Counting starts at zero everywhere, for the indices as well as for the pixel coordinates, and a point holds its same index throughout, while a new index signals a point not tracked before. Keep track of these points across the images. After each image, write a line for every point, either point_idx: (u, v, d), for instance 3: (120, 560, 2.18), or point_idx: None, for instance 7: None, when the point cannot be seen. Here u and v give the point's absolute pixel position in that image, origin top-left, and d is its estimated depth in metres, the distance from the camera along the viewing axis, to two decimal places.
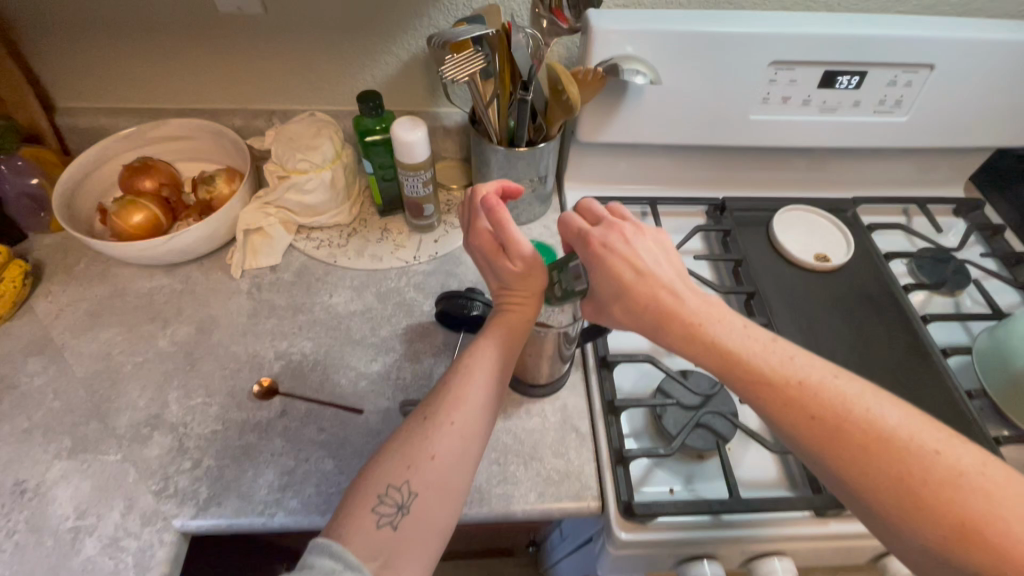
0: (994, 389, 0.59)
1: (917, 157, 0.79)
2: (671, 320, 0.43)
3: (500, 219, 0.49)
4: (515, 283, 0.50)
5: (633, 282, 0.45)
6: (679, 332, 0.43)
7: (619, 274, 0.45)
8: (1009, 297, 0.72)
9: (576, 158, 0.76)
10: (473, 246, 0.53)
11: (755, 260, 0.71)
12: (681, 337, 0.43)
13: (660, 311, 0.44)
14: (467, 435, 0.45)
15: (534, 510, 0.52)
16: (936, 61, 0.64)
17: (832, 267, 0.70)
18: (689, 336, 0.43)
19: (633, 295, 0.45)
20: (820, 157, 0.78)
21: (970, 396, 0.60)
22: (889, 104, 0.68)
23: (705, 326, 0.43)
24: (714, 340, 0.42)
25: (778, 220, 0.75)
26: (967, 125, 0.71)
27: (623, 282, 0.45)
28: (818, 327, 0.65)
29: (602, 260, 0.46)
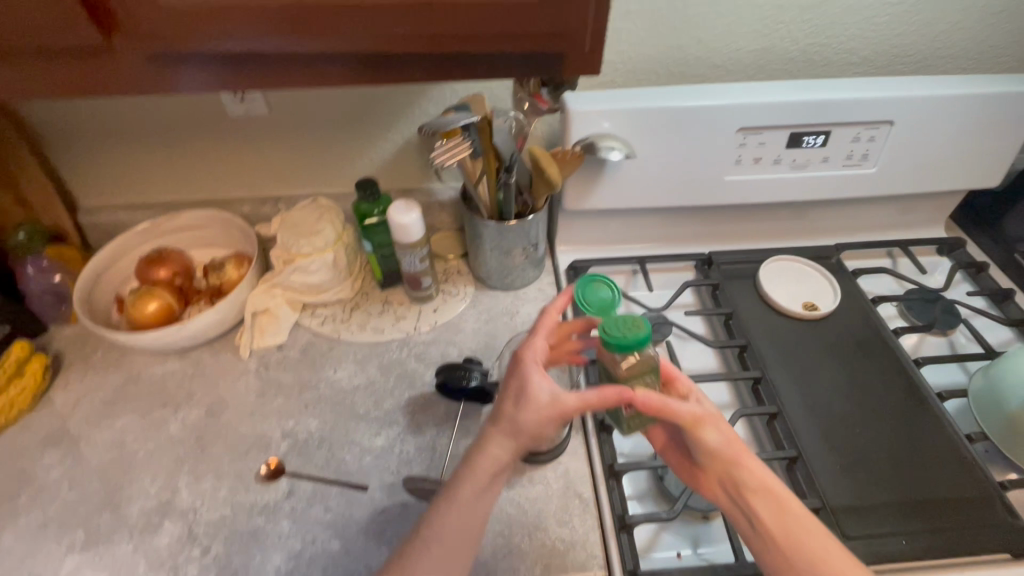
0: (996, 433, 0.59)
1: (893, 202, 0.82)
2: (748, 465, 0.46)
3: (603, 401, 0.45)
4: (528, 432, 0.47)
5: (722, 437, 0.47)
6: (748, 475, 0.46)
7: (719, 423, 0.48)
8: (1001, 335, 0.73)
9: (565, 224, 0.80)
10: (535, 370, 0.48)
11: (746, 312, 0.73)
12: (748, 476, 0.46)
13: (740, 457, 0.46)
14: (464, 537, 0.45)
15: None
16: (894, 117, 0.69)
17: (821, 315, 0.71)
18: (756, 488, 0.45)
19: (721, 438, 0.47)
20: (800, 209, 0.81)
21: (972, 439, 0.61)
22: (856, 157, 0.72)
23: (768, 487, 0.45)
24: (773, 503, 0.45)
25: (764, 271, 0.77)
26: (937, 172, 0.75)
27: (713, 437, 0.47)
28: (812, 376, 0.66)
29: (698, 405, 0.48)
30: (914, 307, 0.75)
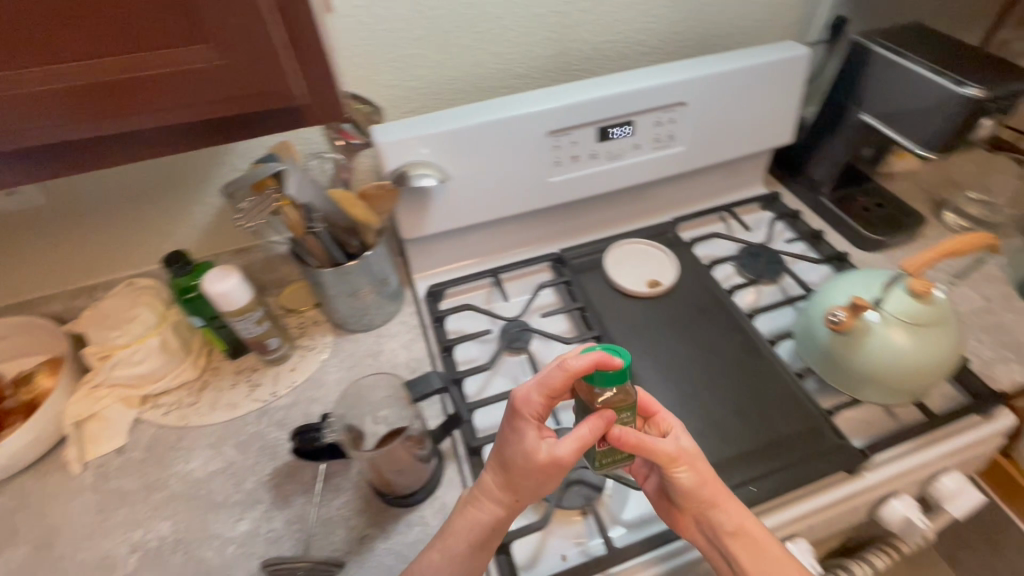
0: (821, 367, 0.65)
1: (711, 172, 0.89)
2: (721, 503, 0.50)
3: (587, 443, 0.43)
4: (523, 488, 0.47)
5: (697, 474, 0.49)
6: (719, 512, 0.50)
7: (695, 461, 0.49)
8: (819, 273, 0.82)
9: (414, 252, 0.80)
10: (524, 424, 0.45)
11: (598, 302, 0.76)
12: (720, 511, 0.50)
13: (715, 495, 0.49)
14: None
15: None
16: (685, 98, 0.74)
17: (664, 290, 0.76)
18: (729, 524, 0.50)
19: (697, 478, 0.49)
20: (632, 193, 0.86)
21: (801, 376, 0.67)
22: (663, 139, 0.77)
23: (738, 523, 0.49)
24: (738, 535, 0.49)
25: (610, 258, 0.81)
26: (740, 138, 0.82)
27: (689, 477, 0.49)
28: (664, 350, 0.70)
29: (677, 443, 0.49)
30: (745, 263, 0.82)
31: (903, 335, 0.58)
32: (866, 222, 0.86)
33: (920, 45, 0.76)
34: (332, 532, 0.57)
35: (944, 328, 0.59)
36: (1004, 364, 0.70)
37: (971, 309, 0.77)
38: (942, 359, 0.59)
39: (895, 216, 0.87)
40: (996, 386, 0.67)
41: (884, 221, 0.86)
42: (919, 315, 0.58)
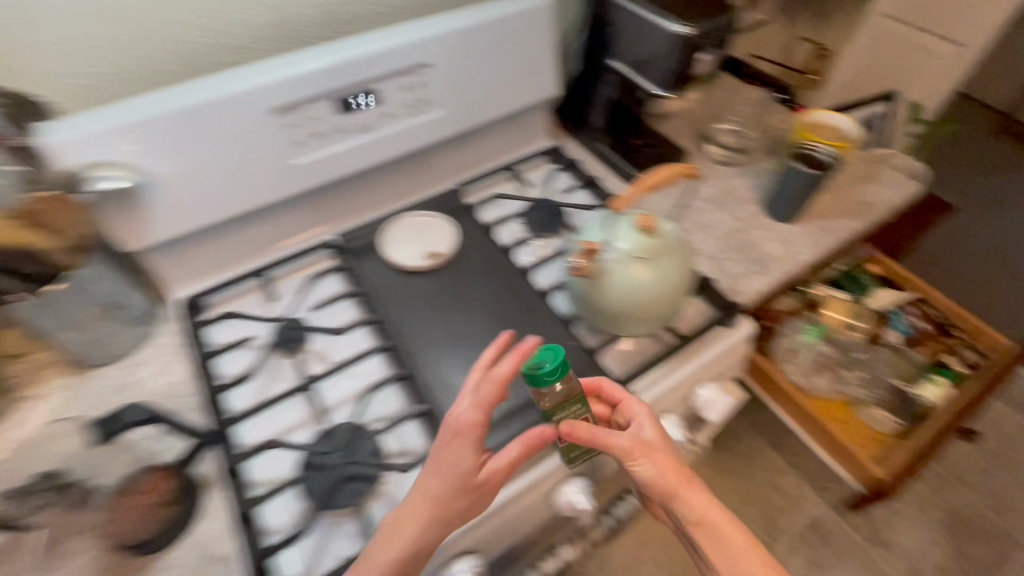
0: (586, 312, 0.67)
1: (485, 133, 0.89)
2: (682, 487, 0.54)
3: (532, 448, 0.51)
4: (465, 493, 0.48)
5: (661, 459, 0.55)
6: (678, 500, 0.54)
7: (655, 450, 0.55)
8: None
9: (157, 263, 0.71)
10: (462, 445, 0.48)
11: (378, 284, 0.73)
12: (687, 494, 0.54)
13: (680, 479, 0.54)
14: None
15: None
16: (427, 59, 0.71)
17: (442, 260, 0.74)
18: (693, 507, 0.54)
19: (657, 465, 0.55)
20: (405, 164, 0.84)
21: (572, 323, 0.70)
22: (417, 105, 0.74)
23: (701, 505, 0.54)
24: (700, 519, 0.54)
25: (388, 235, 0.77)
26: (503, 94, 0.81)
27: (648, 469, 0.54)
28: (443, 322, 0.69)
29: (626, 438, 0.54)
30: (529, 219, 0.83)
31: (638, 270, 0.62)
32: (637, 164, 0.91)
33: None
34: None
35: (674, 258, 0.64)
36: (749, 277, 0.78)
37: (725, 231, 0.85)
38: (677, 287, 0.64)
39: (663, 154, 0.93)
40: (741, 298, 0.76)
41: (653, 160, 0.92)
42: (648, 248, 0.63)
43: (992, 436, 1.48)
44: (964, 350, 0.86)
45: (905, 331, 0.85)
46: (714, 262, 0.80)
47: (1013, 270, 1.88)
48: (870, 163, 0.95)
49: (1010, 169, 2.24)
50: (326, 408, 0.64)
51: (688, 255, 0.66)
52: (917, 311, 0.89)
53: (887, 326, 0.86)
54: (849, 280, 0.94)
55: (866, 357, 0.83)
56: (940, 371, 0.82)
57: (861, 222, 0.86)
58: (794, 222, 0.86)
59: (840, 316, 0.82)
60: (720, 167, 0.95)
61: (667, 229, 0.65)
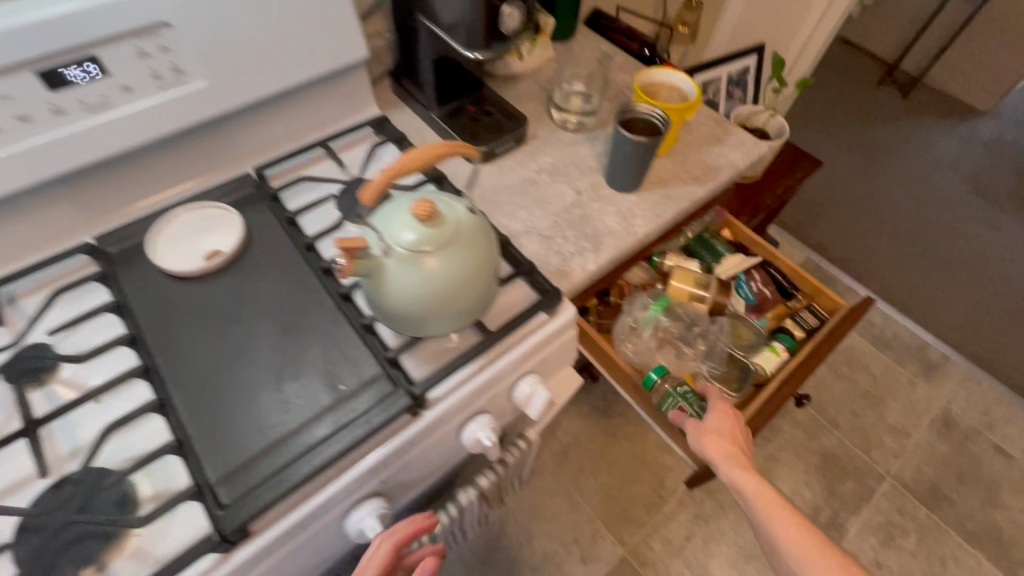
0: (382, 312, 0.59)
1: (293, 103, 0.76)
2: (732, 454, 0.64)
3: None
4: None
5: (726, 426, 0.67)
6: (732, 471, 0.63)
7: (708, 430, 0.67)
8: None
9: None
10: None
11: (144, 294, 0.62)
12: (724, 467, 0.64)
13: (726, 446, 0.65)
14: None
15: None
16: (164, 17, 0.57)
17: (223, 260, 0.64)
18: (743, 483, 0.61)
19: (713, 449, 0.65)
20: (187, 146, 0.69)
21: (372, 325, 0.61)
22: (166, 74, 0.61)
23: (741, 458, 0.64)
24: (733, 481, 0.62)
25: (163, 232, 0.66)
26: (293, 58, 0.68)
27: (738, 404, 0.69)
28: (220, 335, 0.60)
29: (712, 436, 0.66)
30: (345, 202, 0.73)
31: (426, 262, 0.55)
32: (470, 133, 0.82)
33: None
34: None
35: (471, 247, 0.57)
36: (581, 257, 0.73)
37: (563, 207, 0.78)
38: (477, 279, 0.58)
39: (500, 122, 0.84)
40: (570, 281, 0.70)
41: (489, 128, 0.83)
42: (435, 238, 0.54)
43: (863, 380, 1.57)
44: (806, 313, 0.87)
45: (749, 299, 0.87)
46: (546, 242, 0.74)
47: (891, 219, 1.97)
48: (720, 124, 0.91)
49: (893, 119, 2.32)
50: (70, 448, 0.54)
51: (491, 243, 0.59)
52: (761, 275, 0.90)
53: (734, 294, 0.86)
54: (702, 244, 0.92)
55: (709, 327, 0.80)
56: (778, 336, 0.84)
57: (704, 189, 0.82)
58: (637, 192, 0.81)
59: (687, 288, 0.80)
60: (566, 134, 0.88)
61: (464, 215, 0.57)
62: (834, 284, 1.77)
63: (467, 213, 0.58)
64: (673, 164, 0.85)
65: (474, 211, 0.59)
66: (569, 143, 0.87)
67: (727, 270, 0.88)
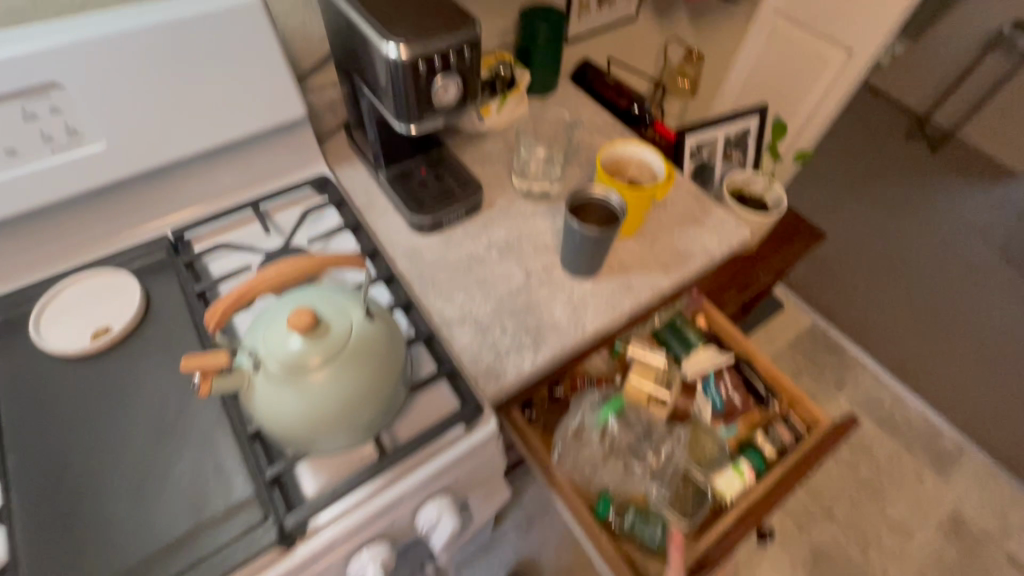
0: (279, 442, 0.50)
1: (219, 161, 0.69)
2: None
3: None
4: None
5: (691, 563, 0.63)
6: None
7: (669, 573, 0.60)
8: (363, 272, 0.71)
9: None
10: None
11: (14, 374, 0.56)
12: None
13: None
14: None
15: None
16: (55, 76, 0.52)
17: (110, 338, 0.58)
18: None
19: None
20: (91, 208, 0.63)
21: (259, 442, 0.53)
22: (59, 136, 0.55)
23: None
24: None
25: (54, 302, 0.60)
26: (213, 118, 0.63)
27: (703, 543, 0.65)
28: (86, 430, 0.53)
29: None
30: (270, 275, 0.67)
31: (304, 379, 0.47)
32: (415, 202, 0.75)
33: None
34: None
35: (363, 361, 0.49)
36: (518, 354, 0.64)
37: (508, 290, 0.70)
38: (386, 382, 0.52)
39: (450, 190, 0.77)
40: (500, 383, 0.62)
41: (436, 197, 0.76)
42: (317, 351, 0.47)
43: (865, 467, 1.43)
44: (781, 425, 0.77)
45: (716, 405, 0.77)
46: (481, 333, 0.66)
47: (909, 286, 1.83)
48: (700, 201, 0.82)
49: (919, 176, 2.19)
50: None
51: (391, 350, 0.52)
52: (736, 385, 0.79)
53: (701, 396, 0.78)
54: (673, 333, 0.82)
55: (666, 439, 0.74)
56: (746, 452, 0.74)
57: (671, 278, 0.73)
58: (594, 278, 0.72)
59: (646, 389, 0.74)
60: (527, 203, 0.80)
61: (358, 320, 0.50)
62: (841, 355, 1.64)
63: (362, 318, 0.50)
64: (640, 246, 0.77)
65: (373, 314, 0.52)
66: (528, 214, 0.79)
67: (696, 367, 0.79)
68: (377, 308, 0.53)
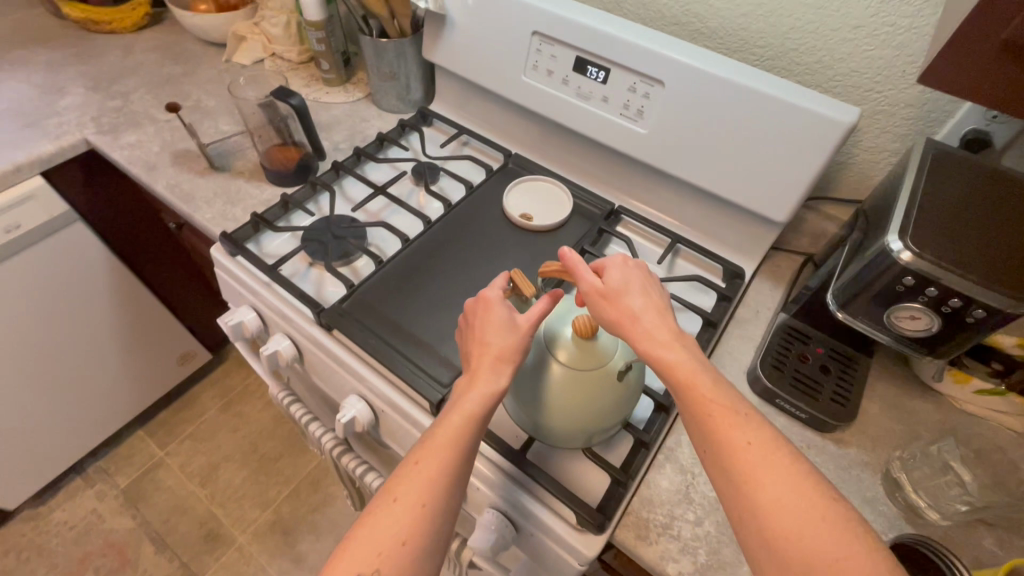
0: None
1: (694, 196, 0.78)
2: (778, 548, 0.37)
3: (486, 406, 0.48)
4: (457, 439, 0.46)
5: (617, 315, 0.49)
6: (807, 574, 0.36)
7: (648, 329, 0.47)
8: None
9: (441, 80, 0.96)
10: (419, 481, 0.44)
11: (485, 196, 0.83)
12: (748, 534, 0.39)
13: (740, 466, 0.40)
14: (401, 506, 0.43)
15: (201, 223, 0.78)
16: (665, 78, 0.68)
17: (525, 225, 0.78)
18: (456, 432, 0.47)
19: (718, 480, 0.41)
20: (608, 156, 0.84)
21: None
22: (631, 110, 0.73)
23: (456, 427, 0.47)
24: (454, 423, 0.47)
25: (531, 182, 0.85)
26: (718, 170, 0.70)
27: (638, 306, 0.49)
28: (465, 249, 0.76)
29: (654, 347, 0.46)
30: None
31: (540, 351, 0.55)
32: (775, 359, 0.66)
33: (966, 180, 0.52)
34: (233, 158, 0.87)
35: (580, 390, 0.52)
36: (680, 551, 0.54)
37: None
38: (585, 426, 0.54)
39: (820, 388, 0.65)
40: (636, 541, 0.54)
41: (802, 379, 0.65)
42: (568, 347, 0.54)
43: None
44: None
45: None
46: (679, 496, 0.58)
47: None
48: None
49: None
50: (370, 212, 0.82)
51: (601, 412, 0.53)
52: None
53: None
54: None
55: None
56: None
57: None
58: None
59: None
60: (877, 486, 0.60)
61: (612, 368, 0.54)
62: None
63: (615, 370, 0.54)
64: None
65: (624, 379, 0.54)
66: (864, 494, 0.59)
67: None
68: (632, 380, 0.55)
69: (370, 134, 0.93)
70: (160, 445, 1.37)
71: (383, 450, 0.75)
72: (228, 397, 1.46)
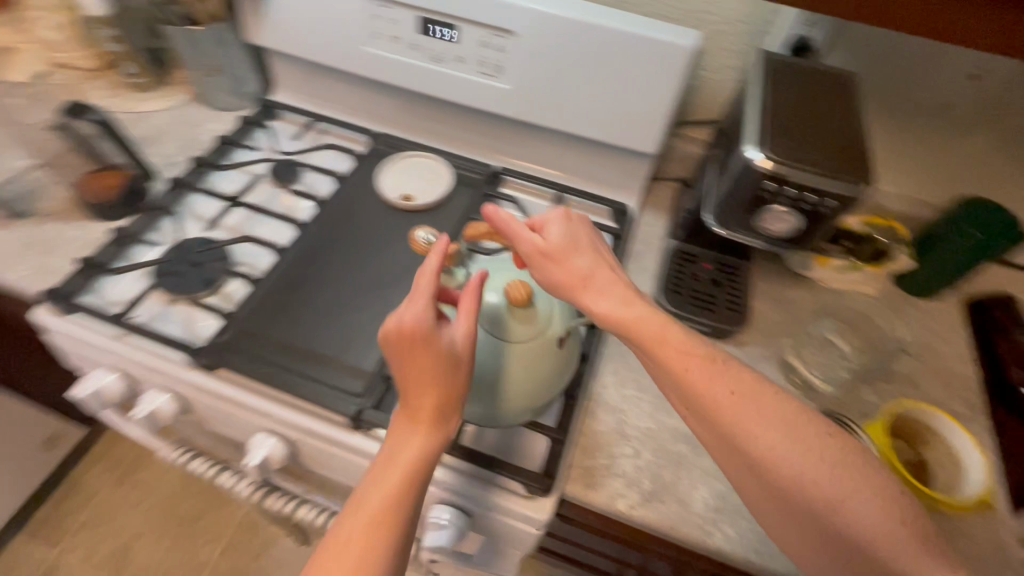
0: None
1: (568, 144, 0.78)
2: (768, 479, 0.40)
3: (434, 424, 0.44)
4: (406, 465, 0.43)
5: (567, 277, 0.48)
6: (784, 489, 0.40)
7: (601, 286, 0.47)
8: None
9: (277, 65, 0.85)
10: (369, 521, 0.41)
11: (357, 184, 0.77)
12: (736, 469, 0.42)
13: (725, 414, 0.41)
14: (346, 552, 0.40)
15: (13, 285, 0.64)
16: (515, 28, 0.66)
17: (407, 206, 0.74)
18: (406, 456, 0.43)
19: (706, 431, 0.43)
20: (477, 118, 0.80)
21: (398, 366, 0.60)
22: (489, 66, 0.70)
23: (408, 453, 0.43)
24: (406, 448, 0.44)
25: (403, 160, 0.79)
26: (585, 113, 0.70)
27: (586, 264, 0.49)
28: (348, 245, 0.70)
29: (609, 306, 0.46)
30: None
31: (482, 330, 0.53)
32: (673, 284, 0.69)
33: (799, 83, 0.56)
34: (36, 198, 0.71)
35: (526, 362, 0.52)
36: (625, 486, 0.56)
37: (676, 430, 0.61)
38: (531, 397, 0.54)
39: (716, 301, 0.69)
40: (584, 490, 0.55)
41: (699, 296, 0.69)
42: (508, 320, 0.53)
43: None
44: None
45: None
46: (615, 436, 0.60)
47: None
48: None
49: None
50: (228, 227, 0.72)
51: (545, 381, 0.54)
52: None
53: None
54: None
55: None
56: None
57: None
58: None
59: None
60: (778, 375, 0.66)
61: (551, 336, 0.54)
62: None
63: (556, 336, 0.54)
64: None
65: (563, 344, 0.55)
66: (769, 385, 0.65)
67: None
68: (570, 344, 0.56)
69: (208, 140, 0.81)
70: (50, 545, 1.17)
71: (311, 477, 0.69)
72: (122, 468, 1.28)
